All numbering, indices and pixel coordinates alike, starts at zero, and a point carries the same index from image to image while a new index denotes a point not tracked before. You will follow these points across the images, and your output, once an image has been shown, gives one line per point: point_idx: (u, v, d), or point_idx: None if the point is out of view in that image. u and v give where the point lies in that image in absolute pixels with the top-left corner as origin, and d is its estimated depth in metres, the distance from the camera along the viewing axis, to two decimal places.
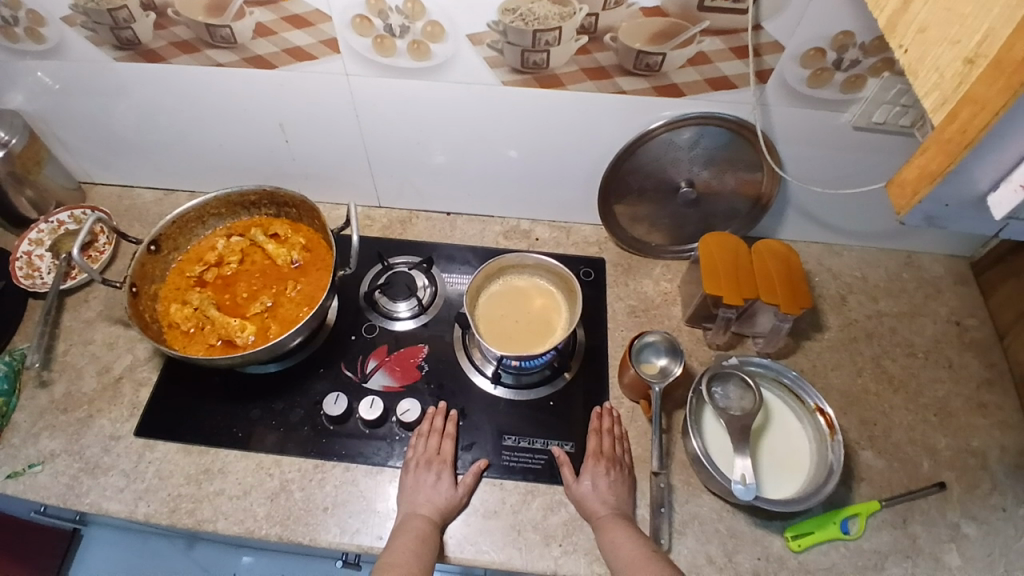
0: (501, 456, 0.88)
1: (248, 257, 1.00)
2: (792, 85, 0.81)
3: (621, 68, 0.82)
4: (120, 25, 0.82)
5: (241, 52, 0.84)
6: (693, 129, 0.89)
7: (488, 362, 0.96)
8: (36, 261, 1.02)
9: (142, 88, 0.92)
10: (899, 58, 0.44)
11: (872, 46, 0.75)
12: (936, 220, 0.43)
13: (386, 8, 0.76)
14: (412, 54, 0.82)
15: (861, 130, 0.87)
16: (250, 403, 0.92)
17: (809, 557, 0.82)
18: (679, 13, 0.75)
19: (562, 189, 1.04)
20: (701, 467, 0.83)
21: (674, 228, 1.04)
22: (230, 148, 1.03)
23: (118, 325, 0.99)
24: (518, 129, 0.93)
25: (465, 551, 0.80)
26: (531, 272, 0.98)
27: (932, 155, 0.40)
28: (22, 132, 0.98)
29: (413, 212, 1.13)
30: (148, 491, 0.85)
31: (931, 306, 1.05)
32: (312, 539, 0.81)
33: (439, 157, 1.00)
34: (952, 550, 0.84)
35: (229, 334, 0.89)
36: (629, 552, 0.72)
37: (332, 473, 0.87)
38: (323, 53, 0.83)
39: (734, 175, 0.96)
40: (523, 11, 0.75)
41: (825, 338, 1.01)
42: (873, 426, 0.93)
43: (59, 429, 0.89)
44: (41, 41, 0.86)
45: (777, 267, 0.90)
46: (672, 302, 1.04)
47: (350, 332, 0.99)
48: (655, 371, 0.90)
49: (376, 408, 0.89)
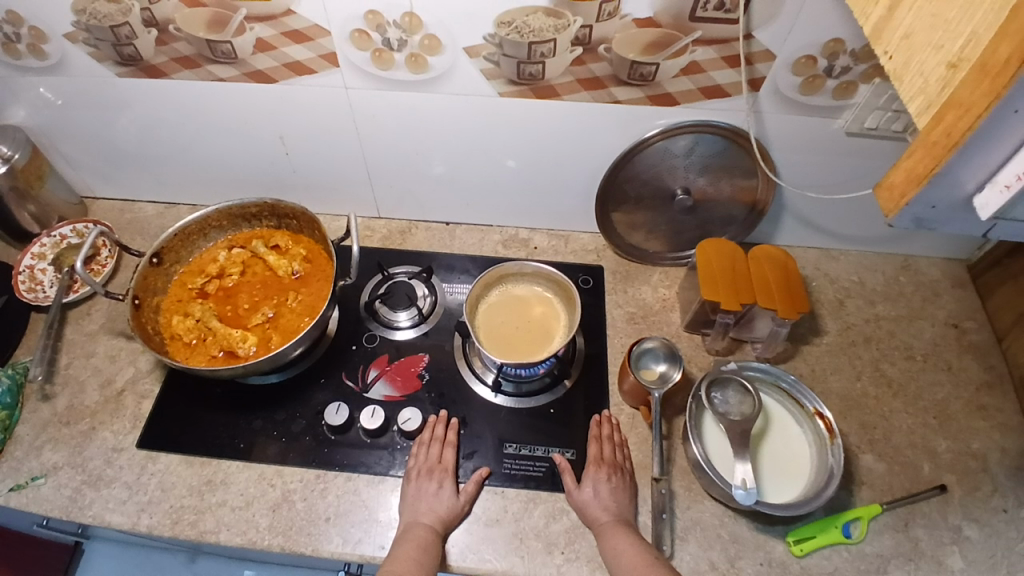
0: (502, 463, 0.88)
1: (249, 268, 1.01)
2: (785, 92, 0.83)
3: (616, 77, 0.83)
4: (123, 41, 0.83)
5: (242, 67, 0.85)
6: (689, 136, 0.90)
7: (489, 370, 0.96)
8: (39, 275, 1.03)
9: (143, 103, 0.93)
10: (885, 64, 0.46)
11: (863, 53, 0.76)
12: (926, 222, 0.43)
13: (384, 22, 0.78)
14: (410, 66, 0.83)
15: (854, 136, 0.88)
16: (251, 414, 0.93)
17: (812, 562, 0.82)
18: (672, 24, 0.76)
19: (561, 198, 1.05)
20: (701, 473, 0.84)
21: (672, 235, 1.05)
22: (230, 161, 1.04)
23: (120, 338, 1.00)
24: (514, 140, 0.94)
25: (467, 559, 0.80)
26: (529, 280, 0.98)
27: (919, 158, 0.41)
28: (25, 147, 1.00)
29: (413, 222, 1.14)
30: (150, 503, 0.85)
31: (929, 309, 1.06)
32: (314, 549, 0.81)
33: (438, 167, 1.01)
34: (954, 553, 0.83)
35: (230, 345, 0.90)
36: (630, 559, 0.73)
37: (334, 483, 0.87)
38: (322, 67, 0.84)
39: (730, 182, 0.97)
40: (519, 24, 0.76)
41: (824, 343, 1.01)
42: (873, 430, 0.93)
43: (61, 441, 0.90)
44: (44, 57, 0.88)
45: (774, 271, 0.90)
46: (671, 309, 1.04)
47: (351, 342, 0.99)
48: (655, 377, 0.90)
49: (377, 418, 0.89)
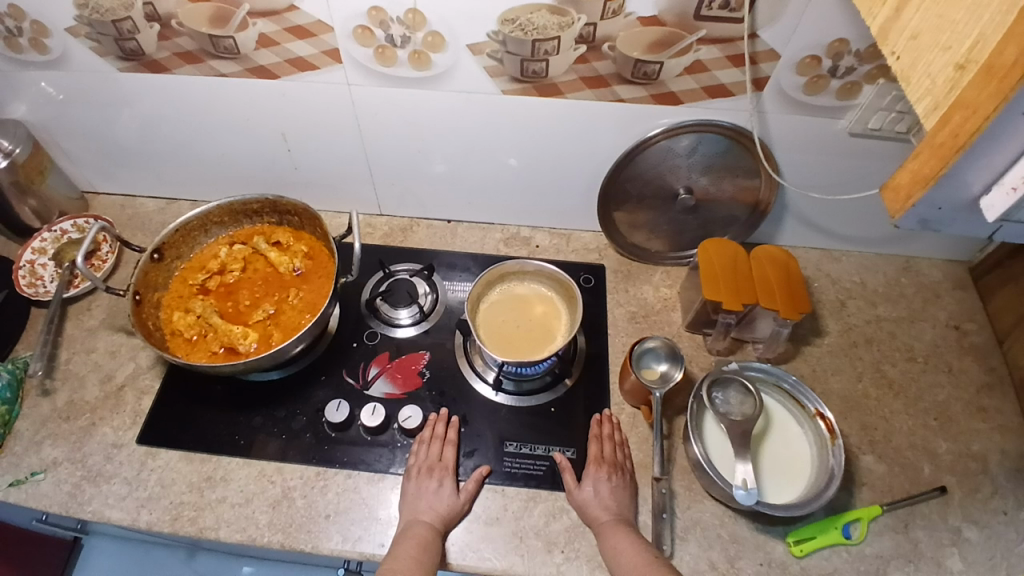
0: (503, 462, 0.88)
1: (250, 265, 1.00)
2: (789, 92, 0.82)
3: (620, 76, 0.83)
4: (124, 36, 0.83)
5: (244, 63, 0.85)
6: (692, 136, 0.90)
7: (489, 368, 0.96)
8: (39, 270, 1.03)
9: (144, 98, 0.93)
10: (892, 64, 0.45)
11: (867, 53, 0.76)
12: (931, 223, 0.43)
13: (387, 19, 0.78)
14: (413, 63, 0.83)
15: (857, 137, 0.88)
16: (251, 411, 0.92)
17: (811, 562, 0.82)
18: (676, 22, 0.76)
19: (563, 197, 1.05)
20: (701, 473, 0.83)
21: (673, 234, 1.05)
22: (232, 157, 1.04)
23: (120, 334, 1.00)
24: (517, 139, 0.94)
25: (467, 557, 0.80)
26: (531, 278, 0.98)
27: (925, 159, 0.41)
28: (26, 142, 0.99)
29: (414, 220, 1.14)
30: (150, 499, 0.85)
31: (930, 311, 1.06)
32: (314, 546, 0.81)
33: (440, 165, 1.01)
34: (954, 554, 0.84)
35: (231, 341, 0.90)
36: (631, 558, 0.73)
37: (334, 481, 0.87)
38: (324, 63, 0.84)
39: (732, 182, 0.97)
40: (522, 21, 0.76)
41: (825, 344, 1.01)
42: (873, 431, 0.93)
43: (61, 437, 0.89)
44: (45, 52, 0.87)
45: (776, 272, 0.90)
46: (672, 308, 1.04)
47: (351, 339, 0.99)
48: (655, 377, 0.90)
49: (377, 415, 0.89)
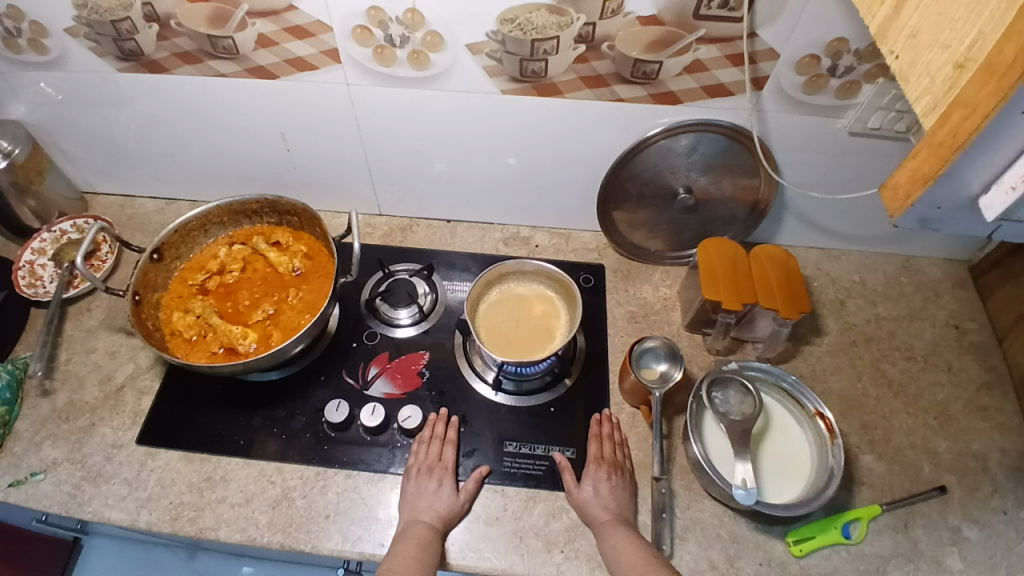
0: (502, 462, 0.88)
1: (249, 265, 1.00)
2: (789, 91, 0.82)
3: (619, 76, 0.83)
4: (123, 36, 0.83)
5: (243, 63, 0.85)
6: (691, 135, 0.90)
7: (489, 368, 0.96)
8: (39, 270, 1.03)
9: (143, 99, 0.93)
10: (891, 63, 0.45)
11: (867, 52, 0.76)
12: (930, 222, 0.43)
13: (386, 19, 0.77)
14: (412, 63, 0.82)
15: (857, 136, 0.88)
16: (251, 411, 0.92)
17: (811, 561, 0.82)
18: (676, 22, 0.76)
19: (562, 196, 1.05)
20: (701, 473, 0.83)
21: (673, 234, 1.05)
22: (231, 157, 1.04)
23: (120, 334, 1.00)
24: (516, 138, 0.94)
25: (467, 557, 0.80)
26: (530, 278, 0.98)
27: (924, 158, 0.41)
28: (25, 142, 0.99)
29: (413, 220, 1.14)
30: (150, 499, 0.85)
31: (930, 309, 1.06)
32: (314, 546, 0.81)
33: (439, 165, 1.01)
34: (954, 553, 0.84)
35: (230, 342, 0.90)
36: (630, 558, 0.73)
37: (334, 481, 0.87)
38: (323, 63, 0.84)
39: (732, 181, 0.97)
40: (521, 21, 0.76)
41: (824, 343, 1.01)
42: (873, 430, 0.93)
43: (61, 437, 0.89)
44: (44, 52, 0.87)
45: (776, 271, 0.90)
46: (671, 308, 1.04)
47: (350, 340, 0.99)
48: (655, 376, 0.90)
49: (377, 415, 0.89)
